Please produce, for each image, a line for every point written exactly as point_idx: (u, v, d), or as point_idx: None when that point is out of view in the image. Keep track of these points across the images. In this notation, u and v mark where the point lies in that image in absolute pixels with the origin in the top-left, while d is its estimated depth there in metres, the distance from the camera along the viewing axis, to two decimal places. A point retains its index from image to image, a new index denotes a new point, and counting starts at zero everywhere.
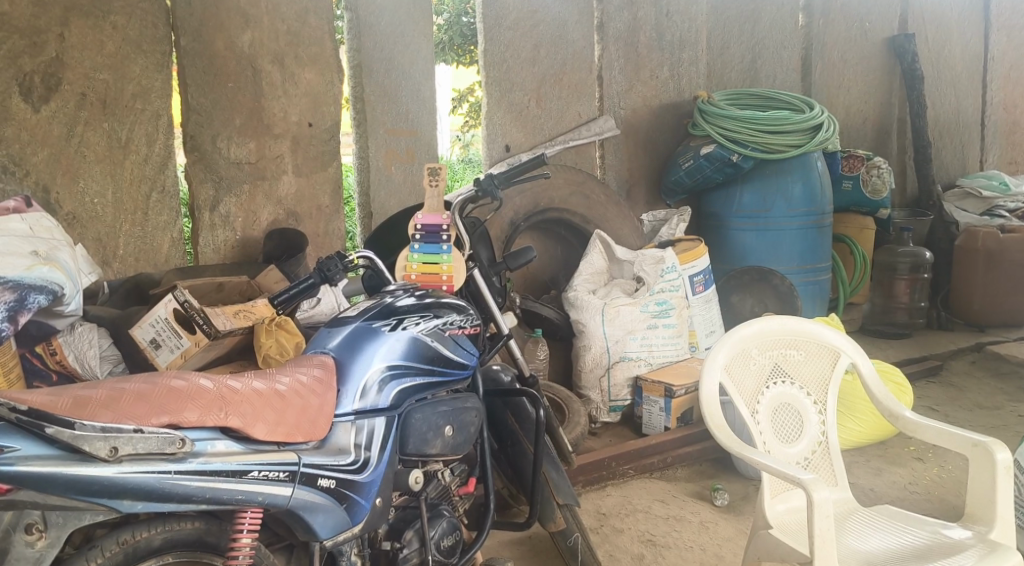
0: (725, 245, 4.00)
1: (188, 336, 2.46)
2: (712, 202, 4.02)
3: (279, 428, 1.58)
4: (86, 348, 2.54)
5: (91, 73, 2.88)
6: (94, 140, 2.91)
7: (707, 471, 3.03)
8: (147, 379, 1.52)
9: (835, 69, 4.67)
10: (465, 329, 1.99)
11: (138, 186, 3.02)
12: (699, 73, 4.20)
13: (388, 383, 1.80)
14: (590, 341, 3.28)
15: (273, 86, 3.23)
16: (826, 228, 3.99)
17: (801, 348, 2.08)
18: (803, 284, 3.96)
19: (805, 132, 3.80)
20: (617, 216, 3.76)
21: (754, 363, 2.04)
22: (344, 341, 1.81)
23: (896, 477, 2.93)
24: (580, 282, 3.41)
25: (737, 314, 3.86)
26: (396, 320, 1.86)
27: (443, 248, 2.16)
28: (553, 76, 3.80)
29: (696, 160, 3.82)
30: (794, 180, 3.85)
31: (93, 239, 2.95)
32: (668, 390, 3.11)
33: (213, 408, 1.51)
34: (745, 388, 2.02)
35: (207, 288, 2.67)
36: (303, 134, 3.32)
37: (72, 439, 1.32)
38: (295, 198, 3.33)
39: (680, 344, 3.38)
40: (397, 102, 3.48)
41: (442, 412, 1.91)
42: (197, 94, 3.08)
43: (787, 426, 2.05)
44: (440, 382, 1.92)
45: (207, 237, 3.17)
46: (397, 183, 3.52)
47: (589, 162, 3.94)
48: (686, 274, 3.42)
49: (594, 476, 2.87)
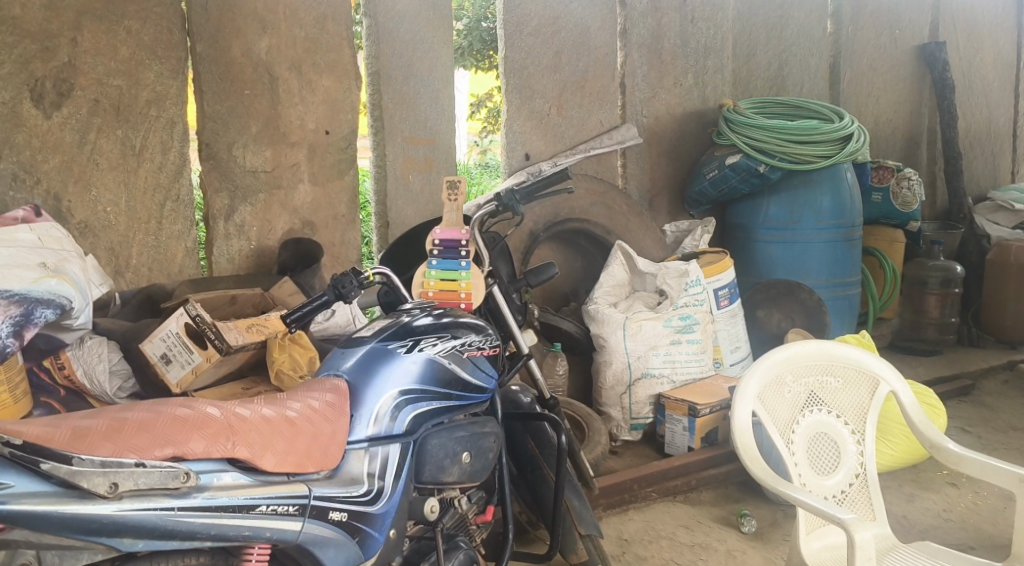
0: (751, 258, 3.90)
1: (200, 352, 2.38)
2: (737, 213, 3.93)
3: (290, 457, 1.50)
4: (95, 363, 2.46)
5: (104, 79, 2.82)
6: (108, 148, 2.85)
7: (733, 495, 2.93)
8: (152, 406, 1.44)
9: (864, 77, 4.55)
10: (484, 349, 1.90)
11: (151, 195, 2.96)
12: (724, 81, 4.10)
13: (403, 409, 1.72)
14: (611, 357, 3.18)
15: (290, 93, 3.16)
16: (855, 241, 3.88)
17: (837, 374, 1.99)
18: (831, 299, 3.85)
19: (835, 142, 3.68)
20: (639, 227, 3.66)
21: (789, 390, 1.95)
22: (358, 363, 1.74)
23: (930, 504, 2.81)
24: (600, 295, 3.31)
25: (762, 330, 3.76)
26: (413, 341, 1.78)
27: (462, 264, 2.07)
28: (574, 84, 3.71)
29: (721, 170, 3.72)
30: (823, 191, 3.74)
31: (105, 249, 2.88)
32: (692, 409, 3.03)
33: (220, 438, 1.43)
34: (779, 417, 1.92)
35: (220, 301, 2.59)
36: (320, 142, 3.25)
37: (69, 475, 1.24)
38: (311, 208, 3.26)
39: (704, 361, 3.28)
40: (416, 110, 3.40)
41: (459, 437, 1.83)
42: (212, 100, 3.01)
43: (822, 457, 1.95)
44: (458, 406, 1.84)
45: (222, 247, 3.10)
46: (415, 192, 3.44)
47: (610, 171, 3.85)
48: (710, 288, 3.33)
49: (615, 499, 2.79)
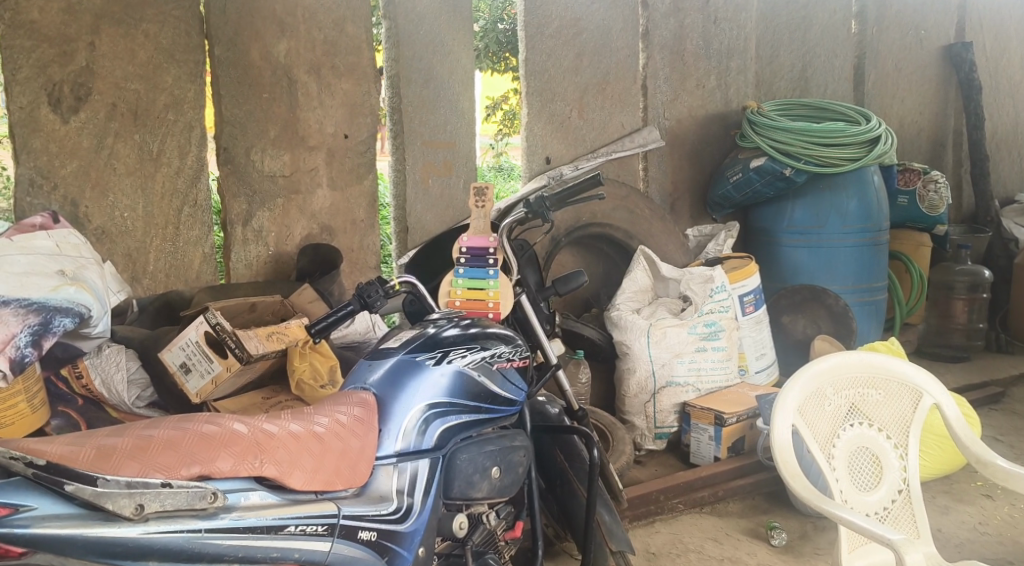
0: (775, 263, 3.83)
1: (219, 361, 2.32)
2: (761, 217, 3.86)
3: (317, 475, 1.46)
4: (113, 372, 2.42)
5: (122, 83, 2.79)
6: (125, 152, 2.81)
7: (761, 506, 2.87)
8: (178, 422, 1.39)
9: (888, 78, 4.48)
10: (514, 361, 1.83)
11: (168, 200, 2.92)
12: (747, 83, 4.04)
13: (432, 423, 1.67)
14: (634, 364, 3.12)
15: (309, 96, 3.12)
16: (882, 246, 3.81)
17: (879, 387, 1.93)
18: (857, 305, 3.78)
19: (861, 145, 3.62)
20: (662, 232, 3.60)
21: (830, 403, 1.90)
22: (386, 376, 1.70)
23: (965, 517, 2.74)
24: (623, 301, 3.26)
25: (787, 336, 3.69)
26: (441, 352, 1.73)
27: (490, 273, 2.02)
28: (596, 86, 3.65)
29: (745, 174, 3.67)
30: (849, 195, 3.67)
31: (123, 255, 2.84)
32: (718, 418, 2.97)
33: (247, 456, 1.38)
34: (820, 431, 1.87)
35: (240, 308, 2.55)
36: (339, 146, 3.20)
37: (94, 496, 1.20)
38: (330, 212, 3.21)
39: (729, 368, 3.22)
40: (436, 113, 3.35)
41: (489, 452, 1.78)
42: (230, 104, 2.97)
43: (864, 472, 1.90)
44: (487, 420, 1.78)
45: (240, 253, 3.06)
46: (434, 197, 3.39)
47: (632, 174, 3.79)
48: (735, 294, 3.27)
49: (641, 510, 2.73)
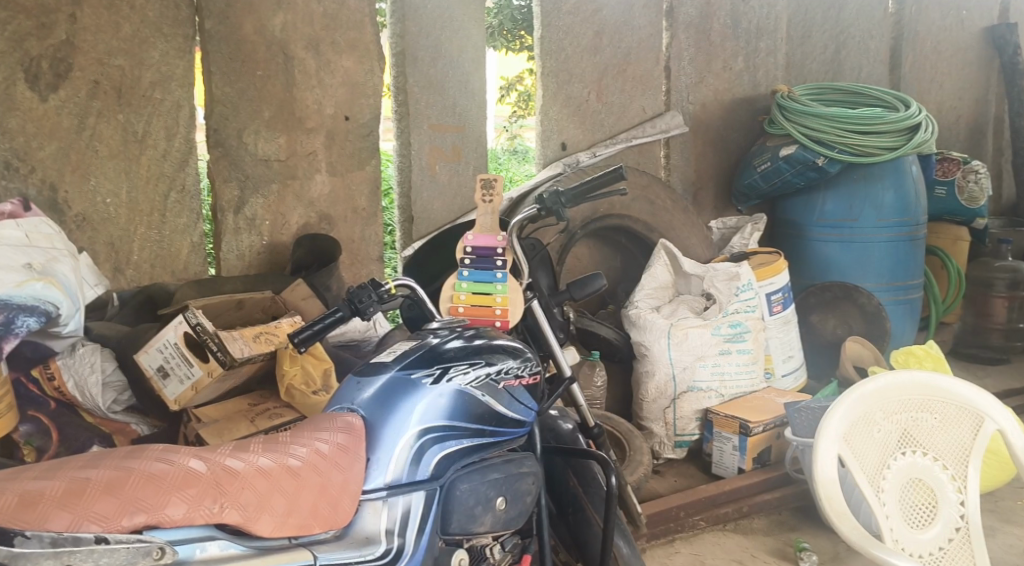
0: (805, 257, 3.59)
1: (200, 365, 2.13)
2: (790, 208, 3.63)
3: (290, 519, 1.29)
4: (87, 374, 2.21)
5: (105, 58, 2.57)
6: (108, 133, 2.60)
7: (789, 523, 2.65)
8: (125, 459, 1.23)
9: (927, 61, 4.21)
10: (523, 378, 1.62)
11: (155, 185, 2.71)
12: (777, 65, 3.79)
13: (429, 449, 1.49)
14: (653, 367, 2.90)
15: (307, 74, 2.89)
16: (919, 241, 3.57)
17: (937, 411, 1.70)
18: (891, 303, 3.54)
19: (899, 133, 3.36)
20: (684, 224, 3.36)
21: (878, 430, 1.68)
22: (376, 396, 1.50)
23: (1012, 540, 2.50)
24: (641, 298, 3.03)
25: (817, 337, 3.46)
26: (441, 369, 1.53)
27: (497, 276, 1.80)
28: (616, 67, 3.41)
29: (775, 162, 3.43)
30: (885, 187, 3.43)
31: (105, 244, 2.64)
32: (743, 427, 2.75)
33: (205, 500, 1.22)
34: (868, 461, 1.66)
35: (226, 306, 2.35)
36: (339, 129, 2.98)
37: (10, 558, 1.08)
38: (329, 200, 3.00)
39: (755, 373, 2.99)
40: (444, 94, 3.12)
41: (492, 480, 1.57)
42: (222, 82, 2.75)
43: (918, 508, 1.68)
44: (493, 443, 1.58)
45: (231, 243, 2.85)
46: (442, 184, 3.17)
47: (653, 162, 3.55)
48: (762, 292, 3.05)
49: (659, 529, 2.52)
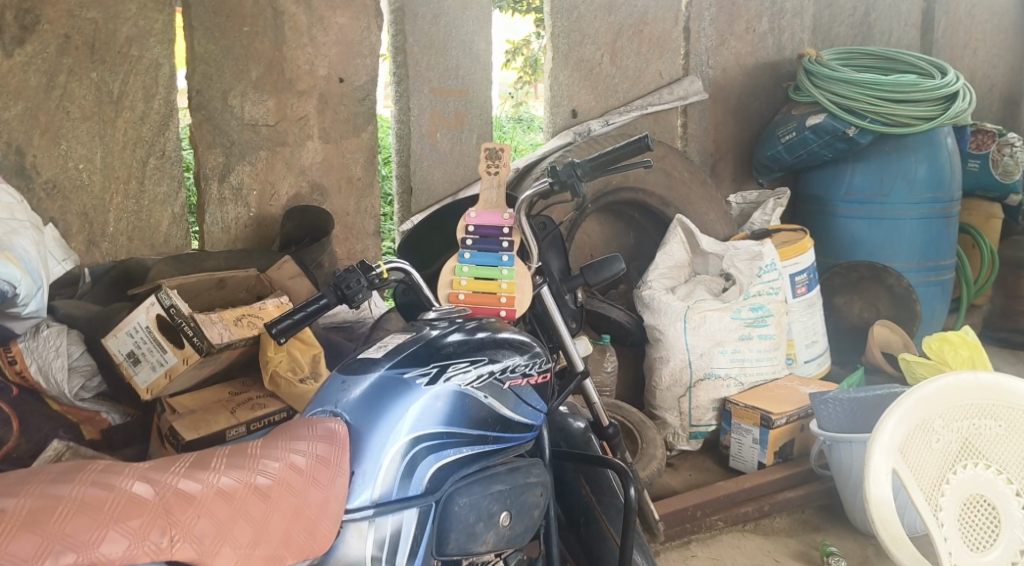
0: (830, 235, 3.37)
1: (174, 351, 1.94)
2: (814, 182, 3.39)
3: (255, 549, 1.14)
4: (52, 358, 2.00)
5: (76, 10, 2.34)
6: (80, 93, 2.38)
7: (813, 522, 2.46)
8: (54, 483, 1.07)
9: (961, 26, 3.96)
10: (531, 377, 1.42)
11: (132, 150, 2.49)
12: (803, 27, 3.55)
13: (423, 459, 1.29)
14: (668, 353, 2.71)
15: (298, 31, 2.66)
16: (952, 219, 3.36)
17: (1000, 416, 1.49)
18: (921, 285, 3.35)
19: (935, 102, 3.13)
20: (702, 198, 3.13)
21: (937, 439, 1.46)
22: (364, 398, 1.31)
23: None
24: (655, 277, 2.82)
25: (841, 320, 3.26)
26: (438, 368, 1.33)
27: (503, 259, 1.60)
28: (632, 27, 3.17)
29: (800, 132, 3.20)
30: (918, 159, 3.21)
31: (77, 214, 2.43)
32: (764, 420, 2.56)
33: (151, 533, 1.07)
34: (925, 476, 1.44)
35: (205, 286, 2.14)
36: (332, 91, 2.75)
37: None
38: (321, 168, 2.78)
39: (777, 359, 2.79)
40: (446, 55, 2.89)
41: (496, 494, 1.36)
42: (204, 38, 2.52)
43: (979, 528, 1.46)
44: (496, 451, 1.39)
45: (215, 214, 2.64)
46: (443, 153, 2.95)
47: (669, 131, 3.32)
48: (785, 273, 2.84)
49: (676, 530, 2.33)
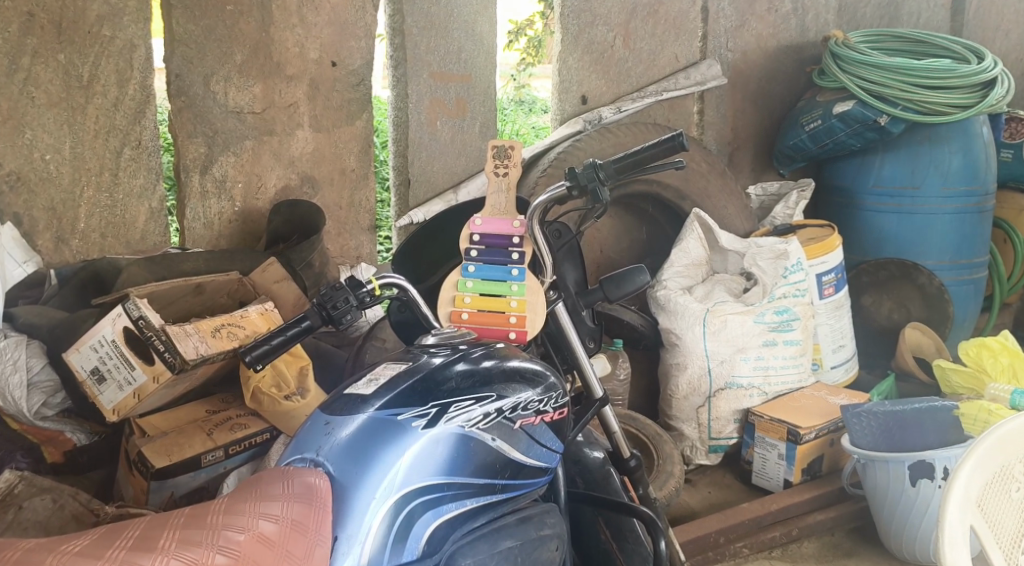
0: (857, 230, 3.17)
1: (144, 368, 1.73)
2: (839, 173, 3.18)
3: None
4: (7, 373, 1.81)
5: None
6: (46, 77, 2.16)
7: (844, 547, 2.27)
8: None
9: (993, 7, 3.73)
10: (546, 415, 1.22)
11: (104, 139, 2.27)
12: (828, 8, 3.32)
13: (420, 516, 1.09)
14: (685, 360, 2.50)
15: (287, 11, 2.43)
16: (986, 213, 3.15)
17: None
18: (953, 284, 3.15)
19: (972, 88, 2.90)
20: (722, 191, 2.92)
21: (1017, 489, 1.28)
22: (350, 444, 1.10)
23: None
24: (671, 275, 2.60)
25: (868, 321, 3.06)
26: (437, 407, 1.13)
27: (512, 273, 1.40)
28: (646, 7, 2.94)
29: (827, 121, 2.99)
30: (951, 150, 2.99)
31: (44, 209, 2.22)
32: (792, 434, 2.36)
33: None
34: (1004, 532, 1.26)
35: (180, 292, 1.94)
36: (324, 76, 2.53)
37: None
38: (312, 159, 2.57)
39: (803, 366, 2.59)
40: (449, 36, 2.66)
41: (504, 552, 1.16)
42: (183, 17, 2.28)
43: None
44: (504, 501, 1.18)
45: (196, 209, 2.42)
46: (443, 143, 2.73)
47: (684, 119, 3.11)
48: (812, 273, 2.64)
49: (698, 559, 2.15)
